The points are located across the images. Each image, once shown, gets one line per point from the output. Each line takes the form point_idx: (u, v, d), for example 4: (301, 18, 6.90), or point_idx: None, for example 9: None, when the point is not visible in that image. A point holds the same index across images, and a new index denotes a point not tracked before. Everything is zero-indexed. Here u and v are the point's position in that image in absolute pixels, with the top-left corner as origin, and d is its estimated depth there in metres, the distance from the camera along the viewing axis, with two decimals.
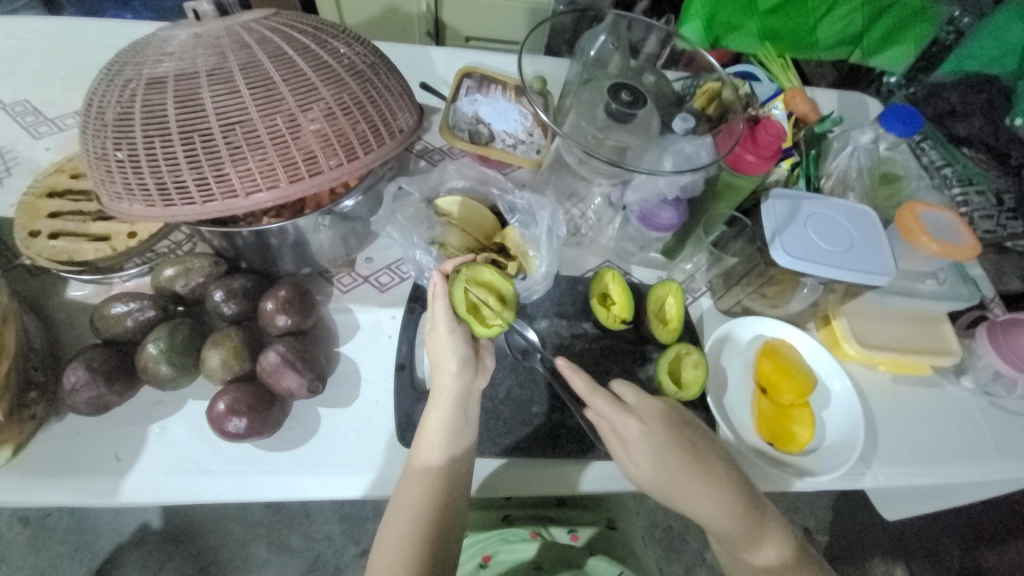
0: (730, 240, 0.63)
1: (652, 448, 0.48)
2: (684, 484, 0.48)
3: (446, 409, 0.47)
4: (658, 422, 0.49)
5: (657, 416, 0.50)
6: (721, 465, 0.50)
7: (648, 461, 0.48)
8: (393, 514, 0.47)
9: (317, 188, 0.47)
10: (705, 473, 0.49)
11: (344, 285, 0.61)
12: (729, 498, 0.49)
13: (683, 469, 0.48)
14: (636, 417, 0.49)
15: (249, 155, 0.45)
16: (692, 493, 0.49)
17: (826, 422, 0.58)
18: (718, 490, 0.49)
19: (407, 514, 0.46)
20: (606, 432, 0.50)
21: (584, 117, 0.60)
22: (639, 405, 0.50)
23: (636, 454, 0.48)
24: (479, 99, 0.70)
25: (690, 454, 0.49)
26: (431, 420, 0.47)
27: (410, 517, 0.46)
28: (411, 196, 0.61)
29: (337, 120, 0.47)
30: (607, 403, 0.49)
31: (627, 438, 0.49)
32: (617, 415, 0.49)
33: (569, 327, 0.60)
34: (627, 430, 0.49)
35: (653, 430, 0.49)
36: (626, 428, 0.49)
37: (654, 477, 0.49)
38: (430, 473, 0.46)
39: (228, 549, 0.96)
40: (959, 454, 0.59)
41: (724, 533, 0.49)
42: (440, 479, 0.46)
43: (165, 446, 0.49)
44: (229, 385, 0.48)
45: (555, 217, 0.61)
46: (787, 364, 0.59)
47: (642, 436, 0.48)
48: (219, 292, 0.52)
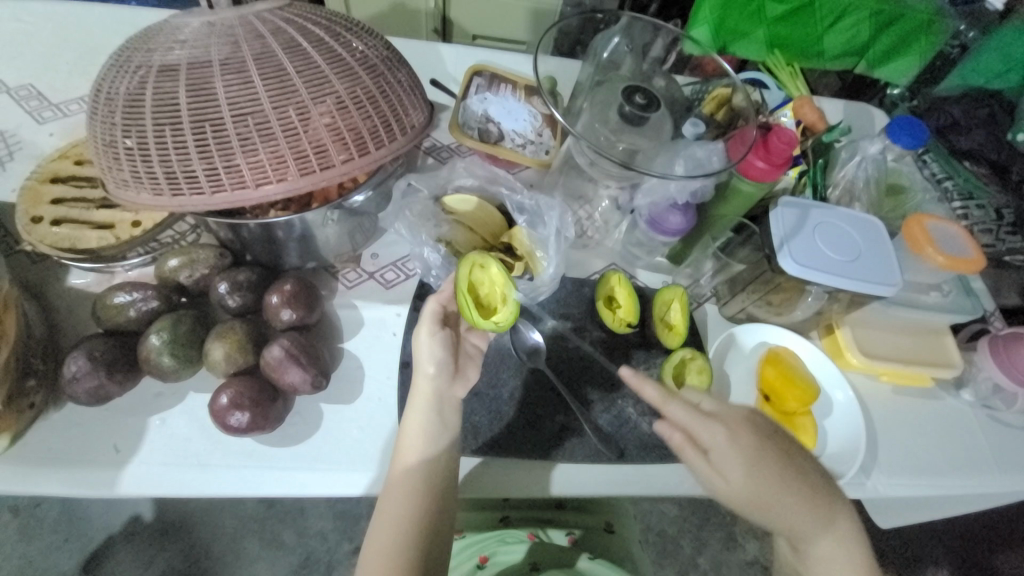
0: (738, 246, 0.62)
1: (743, 457, 0.44)
2: (780, 499, 0.44)
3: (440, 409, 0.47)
4: (747, 430, 0.46)
5: (742, 426, 0.46)
6: (814, 474, 0.46)
7: (740, 474, 0.44)
8: (382, 517, 0.46)
9: (327, 182, 0.47)
10: (803, 485, 0.45)
11: (348, 281, 0.60)
12: (826, 510, 0.45)
13: (780, 483, 0.45)
14: (721, 425, 0.46)
15: (261, 146, 0.44)
16: (794, 510, 0.44)
17: (827, 431, 0.58)
18: (818, 506, 0.45)
19: (399, 517, 0.45)
20: (682, 444, 0.46)
21: (595, 118, 0.60)
22: (722, 411, 0.47)
23: (724, 466, 0.45)
24: (489, 98, 0.70)
25: (782, 464, 0.45)
26: (430, 420, 0.47)
27: (401, 520, 0.45)
28: (419, 193, 0.61)
29: (349, 114, 0.47)
30: (681, 410, 0.46)
31: (713, 448, 0.45)
32: (699, 423, 0.46)
33: (574, 329, 0.60)
34: (711, 438, 0.45)
35: (743, 438, 0.45)
36: (710, 437, 0.45)
37: (750, 494, 0.44)
38: (428, 474, 0.46)
39: (220, 543, 0.95)
40: (957, 466, 0.60)
41: (823, 557, 0.45)
42: (433, 479, 0.46)
43: (165, 439, 0.48)
44: (232, 379, 0.48)
45: (564, 218, 0.61)
46: (792, 372, 0.59)
47: (729, 445, 0.45)
48: (223, 285, 0.51)
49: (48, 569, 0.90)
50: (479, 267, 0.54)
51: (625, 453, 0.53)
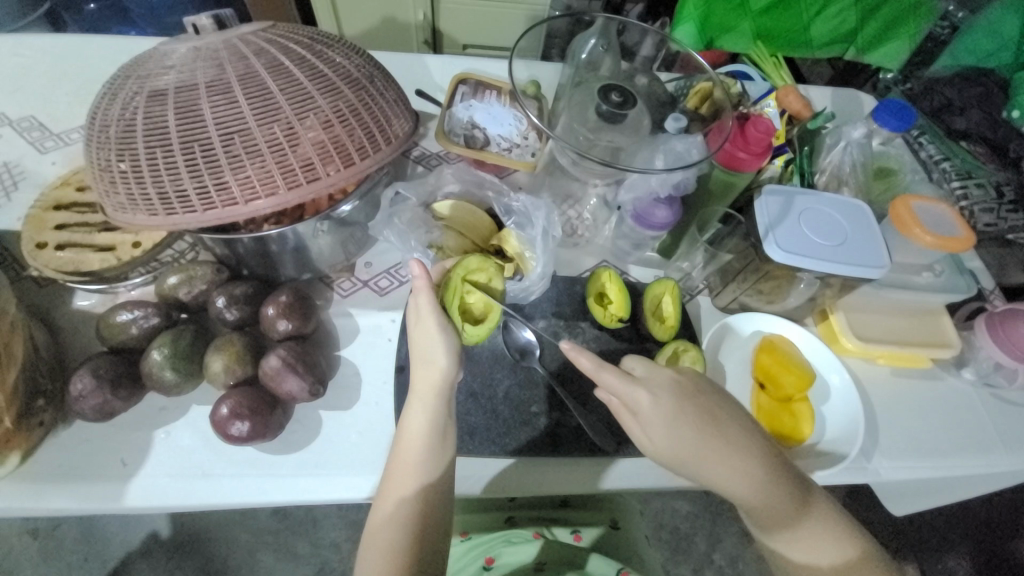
0: (726, 237, 0.63)
1: (662, 418, 0.47)
2: (702, 455, 0.47)
3: (435, 405, 0.48)
4: (687, 400, 0.48)
5: (688, 395, 0.48)
6: (738, 433, 0.48)
7: (662, 434, 0.47)
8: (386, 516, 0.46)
9: (314, 194, 0.48)
10: (725, 443, 0.47)
11: (343, 290, 0.61)
12: (752, 468, 0.47)
13: (700, 439, 0.47)
14: (646, 388, 0.47)
15: (248, 163, 0.46)
16: (715, 467, 0.46)
17: (825, 416, 0.58)
18: (742, 462, 0.47)
19: (402, 516, 0.46)
20: (617, 406, 0.49)
21: (575, 120, 0.61)
22: (650, 375, 0.48)
23: (649, 428, 0.47)
24: (474, 105, 0.71)
25: (705, 421, 0.47)
26: (416, 422, 0.47)
27: (404, 517, 0.46)
28: (408, 201, 0.63)
29: (333, 127, 0.49)
30: (614, 378, 0.48)
31: (637, 412, 0.47)
32: (626, 388, 0.47)
33: (567, 327, 0.61)
34: (635, 401, 0.47)
35: (663, 401, 0.47)
36: (636, 400, 0.47)
37: (671, 450, 0.47)
38: (421, 479, 0.46)
39: (235, 557, 0.96)
40: (961, 446, 0.59)
41: (758, 511, 0.47)
42: (423, 483, 0.46)
43: (171, 451, 0.50)
44: (232, 390, 0.49)
45: (550, 218, 0.62)
46: (787, 359, 0.59)
47: (652, 408, 0.47)
48: (221, 299, 0.53)
49: None
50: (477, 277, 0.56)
51: (622, 447, 0.54)
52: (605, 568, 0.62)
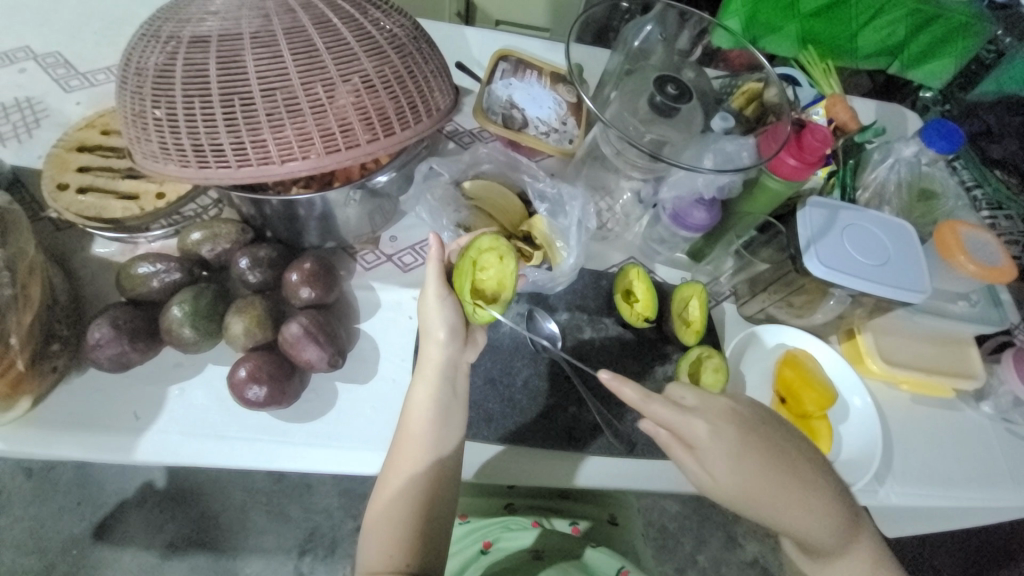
0: (761, 246, 0.61)
1: (728, 452, 0.45)
2: (773, 494, 0.45)
3: (427, 373, 0.48)
4: (730, 425, 0.45)
5: (725, 416, 0.46)
6: (806, 467, 0.46)
7: (726, 470, 0.45)
8: (383, 486, 0.46)
9: (351, 161, 0.46)
10: (793, 476, 0.45)
11: (366, 262, 0.60)
12: (820, 501, 0.45)
13: (765, 473, 0.45)
14: (703, 419, 0.45)
15: (288, 122, 0.44)
16: (786, 506, 0.44)
17: (842, 437, 0.58)
18: (808, 498, 0.45)
19: (403, 491, 0.45)
20: (668, 440, 0.46)
21: (624, 108, 0.58)
22: (703, 405, 0.46)
23: (711, 462, 0.45)
24: (513, 83, 0.68)
25: (768, 452, 0.46)
26: (427, 400, 0.47)
27: (406, 490, 0.45)
28: (440, 177, 0.61)
29: (376, 93, 0.47)
30: (667, 411, 0.45)
31: (697, 447, 0.45)
32: (681, 420, 0.45)
33: (590, 321, 0.60)
34: (694, 435, 0.45)
35: (727, 435, 0.45)
36: (694, 433, 0.45)
37: (735, 488, 0.45)
38: (430, 458, 0.46)
39: (227, 514, 0.97)
40: (973, 479, 0.59)
41: (820, 548, 0.46)
42: (428, 461, 0.46)
43: (184, 410, 0.49)
44: (251, 353, 0.48)
45: (585, 209, 0.61)
46: (809, 375, 0.58)
47: (713, 442, 0.45)
48: (244, 260, 0.52)
49: (61, 530, 0.93)
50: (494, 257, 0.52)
51: (636, 448, 0.53)
52: (605, 563, 0.62)
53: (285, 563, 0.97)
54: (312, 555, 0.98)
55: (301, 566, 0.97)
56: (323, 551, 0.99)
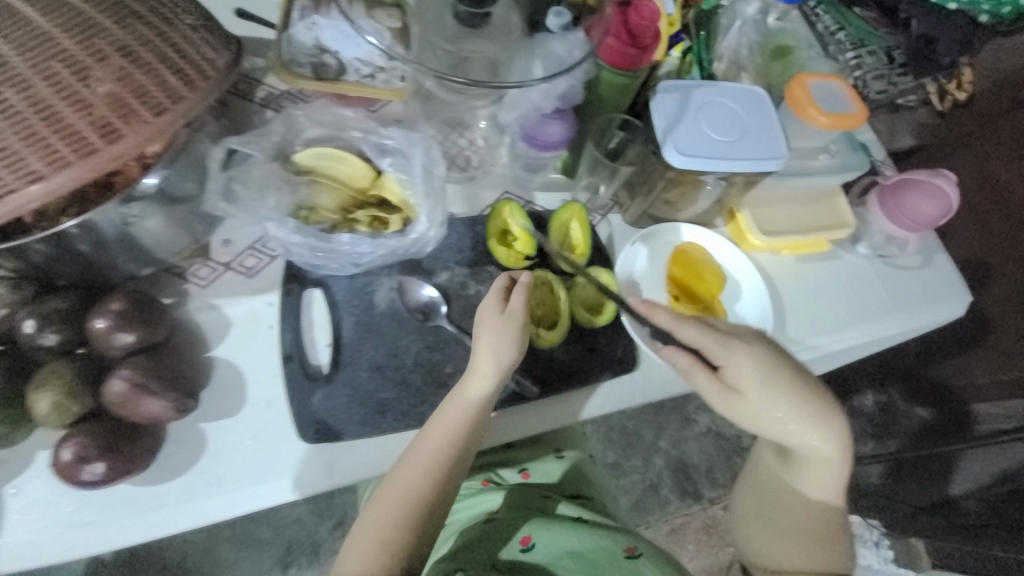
0: (626, 146, 0.57)
1: (759, 372, 0.44)
2: (766, 403, 0.44)
3: (484, 337, 0.46)
4: (766, 347, 0.46)
5: (759, 340, 0.46)
6: (801, 377, 0.46)
7: (756, 384, 0.44)
8: (390, 477, 0.45)
9: (116, 161, 0.38)
10: (782, 388, 0.44)
11: (201, 278, 0.51)
12: (807, 408, 0.45)
13: (777, 386, 0.44)
14: (743, 344, 0.45)
15: (15, 142, 0.36)
16: (776, 414, 0.44)
17: (739, 315, 0.59)
18: (799, 406, 0.45)
19: (411, 473, 0.44)
20: (690, 367, 0.45)
21: (429, 31, 0.50)
22: (733, 330, 0.46)
23: (740, 381, 0.44)
24: (318, 22, 0.57)
25: (780, 368, 0.45)
26: (488, 367, 0.46)
27: (412, 480, 0.44)
28: (253, 158, 0.51)
29: (113, 74, 0.38)
30: (696, 332, 0.45)
31: (727, 367, 0.45)
32: (718, 347, 0.45)
33: (473, 274, 0.55)
34: (729, 359, 0.45)
35: (749, 357, 0.45)
36: (730, 358, 0.45)
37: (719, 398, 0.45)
38: (457, 435, 0.45)
39: (193, 558, 0.93)
40: (858, 318, 0.63)
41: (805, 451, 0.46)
42: (445, 467, 0.44)
43: (21, 510, 0.42)
44: (76, 428, 0.41)
45: (430, 154, 0.54)
46: (698, 268, 0.60)
47: (750, 361, 0.44)
48: (30, 321, 0.42)
49: None
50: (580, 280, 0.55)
51: (545, 387, 0.52)
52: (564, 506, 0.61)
53: None
54: (296, 564, 0.97)
55: None
56: (306, 558, 0.97)
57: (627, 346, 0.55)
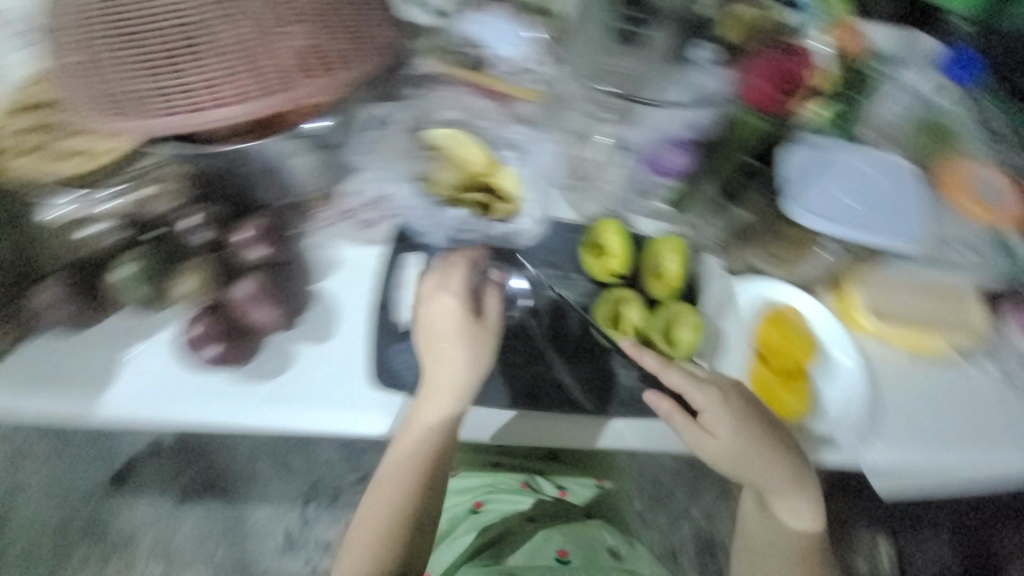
0: (746, 192, 0.55)
1: (728, 417, 0.52)
2: (743, 441, 0.53)
3: (450, 335, 0.52)
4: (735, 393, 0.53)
5: (733, 386, 0.53)
6: (766, 428, 0.53)
7: (726, 429, 0.52)
8: (407, 424, 0.51)
9: (290, 103, 0.43)
10: (756, 428, 0.53)
11: (319, 220, 0.56)
12: (769, 447, 0.53)
13: (754, 437, 0.53)
14: (716, 389, 0.52)
15: (211, 63, 0.40)
16: (743, 448, 0.53)
17: (826, 396, 0.55)
18: (767, 439, 0.53)
19: (411, 441, 0.52)
20: (670, 411, 0.52)
21: (584, 40, 0.52)
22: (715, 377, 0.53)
23: (714, 424, 0.52)
24: (474, 13, 0.59)
25: (753, 414, 0.53)
26: (456, 358, 0.51)
27: (420, 443, 0.52)
28: (396, 124, 0.57)
29: (310, 29, 0.42)
30: (680, 377, 0.52)
31: (705, 412, 0.52)
32: (699, 390, 0.52)
33: (559, 278, 0.57)
34: (703, 402, 0.52)
35: (728, 404, 0.52)
36: (703, 399, 0.52)
37: (707, 437, 0.53)
38: (453, 417, 0.51)
39: (235, 465, 1.03)
40: (960, 438, 0.56)
41: (769, 488, 0.56)
42: (445, 442, 0.52)
43: (145, 369, 0.49)
44: (204, 313, 0.48)
45: (552, 155, 0.58)
46: (793, 333, 0.56)
47: (719, 407, 0.52)
48: (190, 220, 0.50)
49: (81, 481, 1.01)
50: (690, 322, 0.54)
51: (601, 406, 0.53)
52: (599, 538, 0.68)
53: (292, 509, 1.04)
54: (315, 503, 1.04)
55: (306, 512, 1.04)
56: (325, 500, 1.05)
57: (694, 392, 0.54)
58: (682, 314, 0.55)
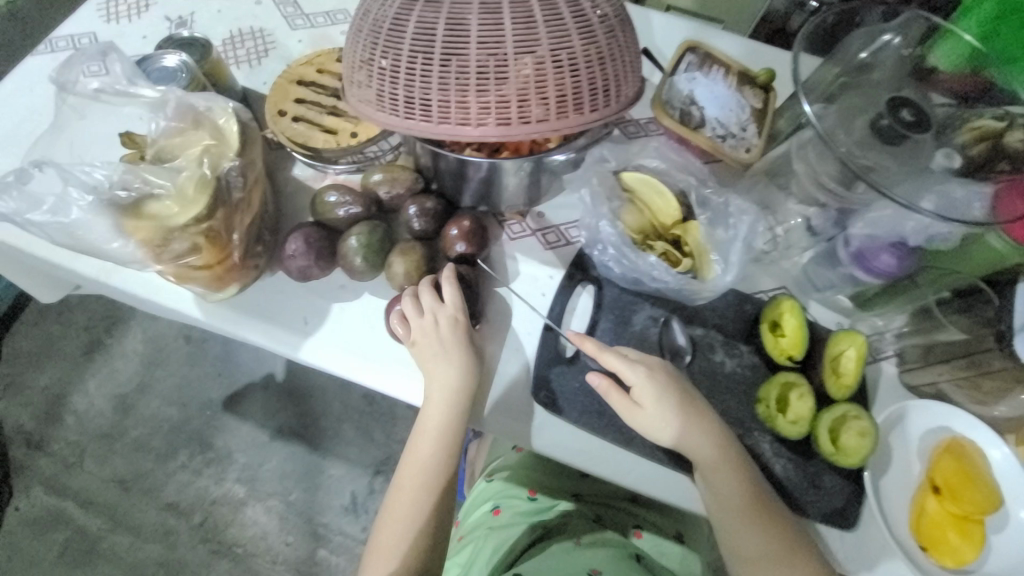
0: (955, 311, 0.53)
1: (654, 393, 0.50)
2: (694, 435, 0.49)
3: (428, 352, 0.52)
4: (662, 374, 0.51)
5: (660, 368, 0.52)
6: (699, 424, 0.50)
7: (668, 415, 0.49)
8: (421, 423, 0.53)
9: (541, 136, 0.46)
10: (695, 419, 0.50)
11: (513, 232, 0.62)
12: (706, 443, 0.49)
13: (674, 416, 0.50)
14: (643, 367, 0.51)
15: (493, 88, 0.45)
16: (693, 444, 0.49)
17: (995, 550, 0.49)
18: (697, 433, 0.49)
19: (426, 431, 0.52)
20: (608, 389, 0.51)
21: (839, 124, 0.51)
22: (645, 358, 0.52)
23: (643, 402, 0.50)
24: (698, 78, 0.64)
25: (672, 399, 0.50)
26: (442, 373, 0.51)
27: (428, 435, 0.52)
28: (604, 163, 0.60)
29: (579, 74, 0.46)
30: (616, 359, 0.51)
31: (635, 389, 0.51)
32: (626, 366, 0.51)
33: (724, 343, 0.57)
34: (634, 379, 0.51)
35: (654, 381, 0.50)
36: (634, 378, 0.51)
37: (656, 427, 0.50)
38: (432, 407, 0.52)
39: (327, 419, 1.11)
40: None
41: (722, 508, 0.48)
42: (435, 442, 0.52)
43: (341, 326, 0.56)
44: (406, 293, 0.54)
45: (752, 230, 0.57)
46: (973, 472, 0.50)
47: (647, 384, 0.50)
48: (413, 208, 0.57)
49: (202, 393, 1.13)
50: (863, 429, 0.51)
51: None
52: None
53: (362, 475, 1.09)
54: (384, 476, 1.09)
55: (374, 483, 1.08)
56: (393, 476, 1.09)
57: (850, 499, 0.51)
58: (855, 416, 0.51)
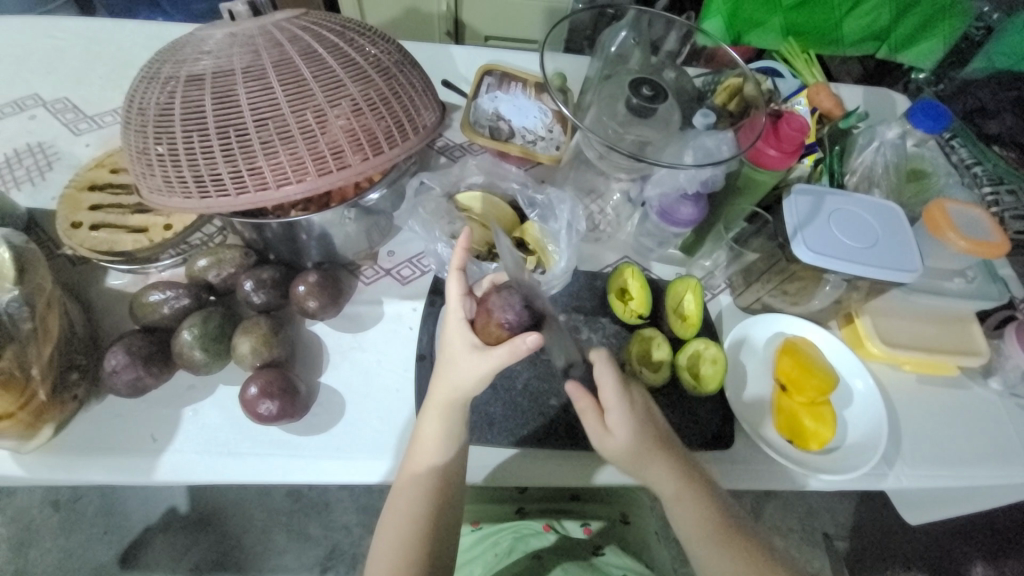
0: (751, 237, 0.62)
1: (626, 421, 0.48)
2: (656, 461, 0.48)
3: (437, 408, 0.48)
4: (641, 406, 0.49)
5: (637, 400, 0.50)
6: (666, 450, 0.49)
7: (626, 437, 0.48)
8: (394, 501, 0.48)
9: (344, 182, 0.47)
10: (666, 442, 0.49)
11: (366, 278, 0.62)
12: (674, 466, 0.49)
13: (648, 442, 0.48)
14: (624, 404, 0.48)
15: (281, 149, 0.45)
16: (659, 468, 0.48)
17: (847, 422, 0.57)
18: (667, 459, 0.48)
19: (409, 508, 0.47)
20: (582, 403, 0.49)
21: (603, 113, 0.60)
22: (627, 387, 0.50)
23: (612, 425, 0.48)
24: (499, 96, 0.70)
25: (647, 428, 0.49)
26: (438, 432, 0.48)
27: (411, 512, 0.47)
28: (432, 191, 0.63)
29: (364, 116, 0.48)
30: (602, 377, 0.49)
31: (607, 416, 0.49)
32: (607, 397, 0.49)
33: (586, 321, 0.61)
34: (609, 402, 0.48)
35: (628, 414, 0.48)
36: (608, 402, 0.48)
37: (623, 451, 0.48)
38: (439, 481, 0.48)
39: (250, 535, 0.99)
40: (984, 456, 0.58)
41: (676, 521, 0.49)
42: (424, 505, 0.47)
43: (198, 429, 0.51)
44: (259, 371, 0.51)
45: (574, 212, 0.62)
46: (807, 361, 0.58)
47: (623, 413, 0.48)
48: (248, 282, 0.54)
49: (90, 560, 0.95)
50: (715, 356, 0.57)
51: None
52: None
53: None
54: (334, 572, 0.99)
55: None
56: (344, 568, 0.99)
57: (725, 421, 0.56)
58: (706, 346, 0.57)
